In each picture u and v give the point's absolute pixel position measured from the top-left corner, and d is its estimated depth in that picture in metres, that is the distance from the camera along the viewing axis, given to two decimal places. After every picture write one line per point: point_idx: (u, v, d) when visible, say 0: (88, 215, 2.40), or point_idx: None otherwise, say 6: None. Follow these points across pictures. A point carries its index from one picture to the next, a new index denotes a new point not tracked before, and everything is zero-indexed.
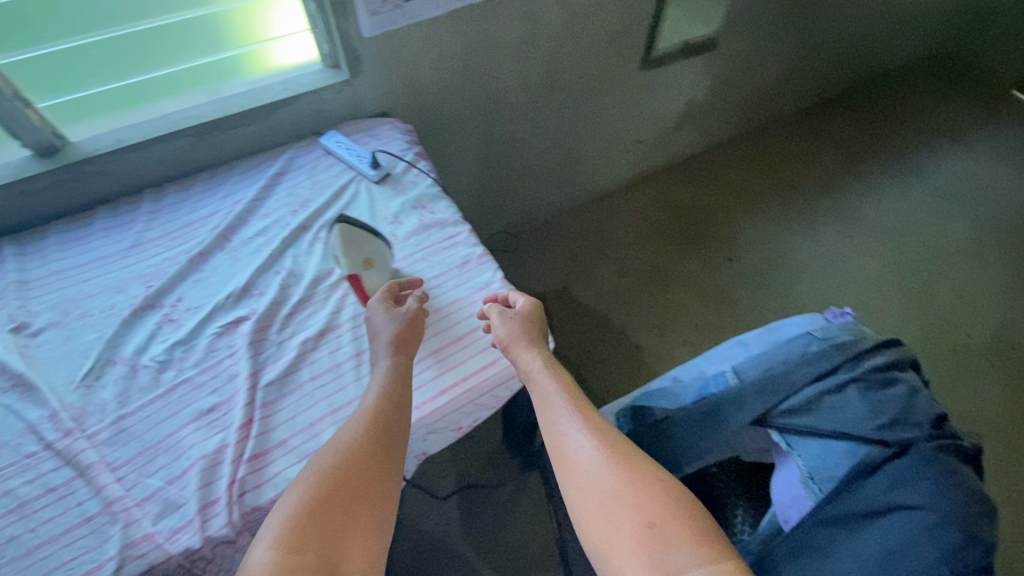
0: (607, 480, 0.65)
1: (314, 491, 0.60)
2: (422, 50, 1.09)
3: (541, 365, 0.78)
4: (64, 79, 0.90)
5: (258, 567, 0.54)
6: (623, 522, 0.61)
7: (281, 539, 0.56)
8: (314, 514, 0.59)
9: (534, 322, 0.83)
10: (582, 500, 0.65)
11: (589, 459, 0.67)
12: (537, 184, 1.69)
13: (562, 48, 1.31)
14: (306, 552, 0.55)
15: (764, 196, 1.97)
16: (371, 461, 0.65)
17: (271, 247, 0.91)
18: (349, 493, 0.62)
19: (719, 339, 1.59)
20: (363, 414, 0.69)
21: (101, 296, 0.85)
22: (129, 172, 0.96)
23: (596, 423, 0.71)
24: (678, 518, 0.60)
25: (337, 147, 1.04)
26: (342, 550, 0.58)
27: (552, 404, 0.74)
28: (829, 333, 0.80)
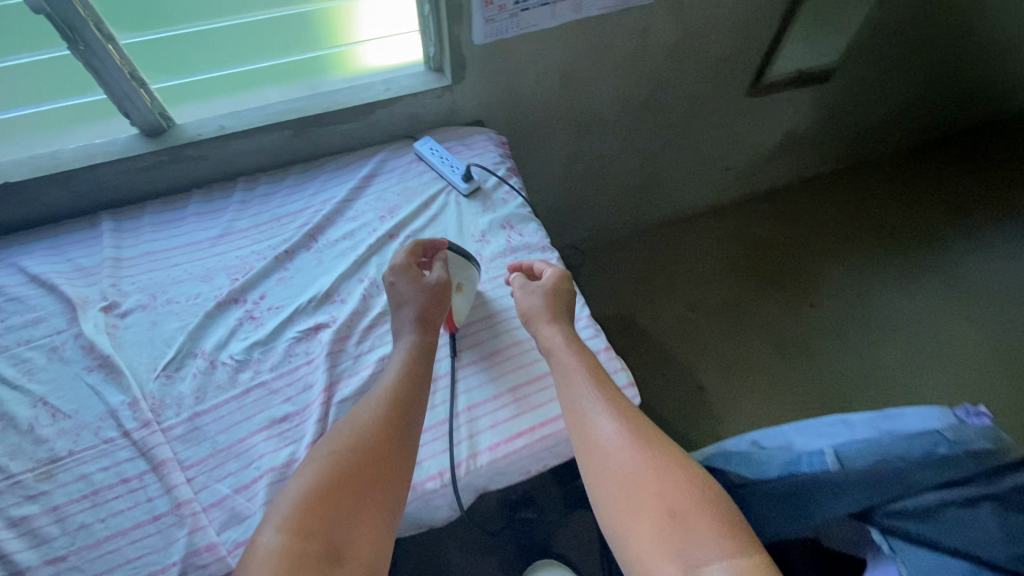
0: (630, 465, 0.63)
1: (324, 473, 0.60)
2: (528, 61, 1.04)
3: (561, 340, 0.76)
4: (177, 62, 0.89)
5: (268, 550, 0.54)
6: (643, 508, 0.60)
7: (289, 521, 0.56)
8: (324, 493, 0.58)
9: (560, 296, 0.81)
10: (604, 483, 0.64)
11: (613, 443, 0.65)
12: (616, 203, 1.61)
13: (669, 69, 1.23)
14: (314, 534, 0.56)
15: (855, 243, 1.83)
16: (382, 433, 0.64)
17: (356, 253, 0.89)
18: (361, 469, 0.61)
19: (790, 392, 1.49)
20: (376, 391, 0.69)
21: (188, 284, 0.85)
22: (226, 159, 0.95)
23: (618, 404, 0.69)
24: (696, 509, 0.59)
25: (431, 155, 1.01)
26: (356, 530, 0.58)
27: (575, 384, 0.71)
28: (959, 437, 0.63)
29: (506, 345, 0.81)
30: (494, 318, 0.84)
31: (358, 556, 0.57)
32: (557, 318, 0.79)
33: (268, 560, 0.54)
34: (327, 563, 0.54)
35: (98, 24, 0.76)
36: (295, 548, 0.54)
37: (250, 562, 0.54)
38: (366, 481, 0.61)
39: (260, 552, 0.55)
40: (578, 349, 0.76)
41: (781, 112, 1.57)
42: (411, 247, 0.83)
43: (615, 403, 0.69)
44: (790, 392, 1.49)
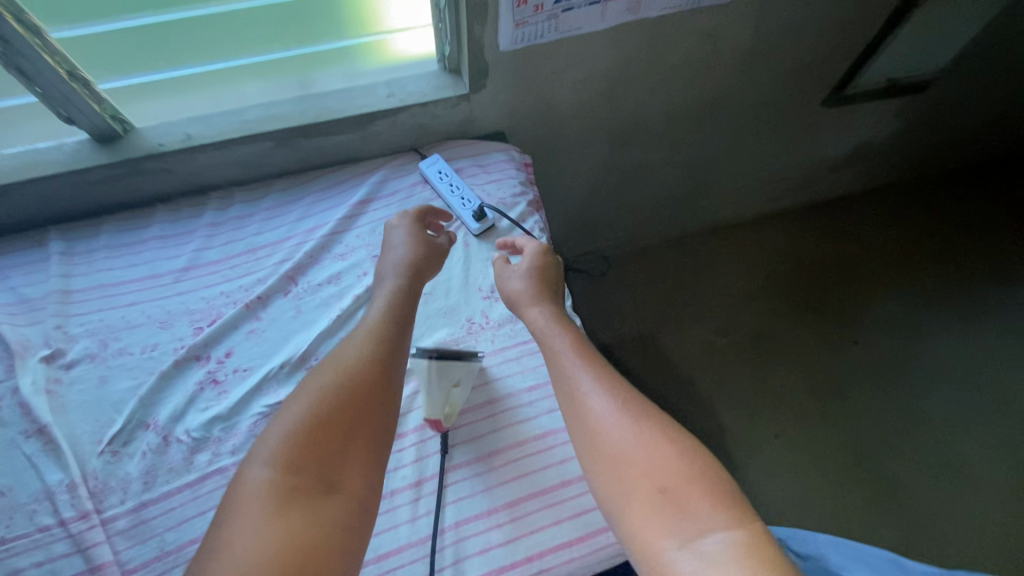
0: (618, 439, 0.56)
1: (314, 408, 0.56)
2: (567, 68, 0.84)
3: (551, 319, 0.70)
4: (134, 59, 0.71)
5: (257, 485, 0.51)
6: (633, 483, 0.53)
7: (278, 456, 0.53)
8: (315, 429, 0.55)
9: (545, 274, 0.75)
10: (595, 458, 0.56)
11: (604, 416, 0.59)
12: (651, 213, 1.43)
13: (737, 75, 1.02)
14: (304, 469, 0.52)
15: (916, 270, 1.62)
16: (372, 370, 0.60)
17: (341, 305, 0.75)
18: (352, 408, 0.57)
19: (815, 440, 1.37)
20: (365, 331, 0.65)
21: (145, 330, 0.73)
22: (195, 172, 0.80)
23: (609, 377, 0.63)
24: (692, 480, 0.52)
25: (439, 180, 0.84)
26: (346, 468, 0.54)
27: (565, 362, 0.65)
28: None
29: (506, 445, 0.68)
30: (497, 406, 0.70)
31: (349, 493, 0.53)
32: (539, 294, 0.72)
33: (256, 497, 0.50)
34: (318, 498, 0.51)
35: (18, 14, 0.60)
36: (285, 484, 0.51)
37: (237, 499, 0.51)
38: (359, 418, 0.57)
39: (249, 489, 0.51)
40: (566, 329, 0.69)
41: (859, 122, 1.33)
42: (415, 211, 0.77)
43: (606, 378, 0.63)
44: (818, 445, 1.37)
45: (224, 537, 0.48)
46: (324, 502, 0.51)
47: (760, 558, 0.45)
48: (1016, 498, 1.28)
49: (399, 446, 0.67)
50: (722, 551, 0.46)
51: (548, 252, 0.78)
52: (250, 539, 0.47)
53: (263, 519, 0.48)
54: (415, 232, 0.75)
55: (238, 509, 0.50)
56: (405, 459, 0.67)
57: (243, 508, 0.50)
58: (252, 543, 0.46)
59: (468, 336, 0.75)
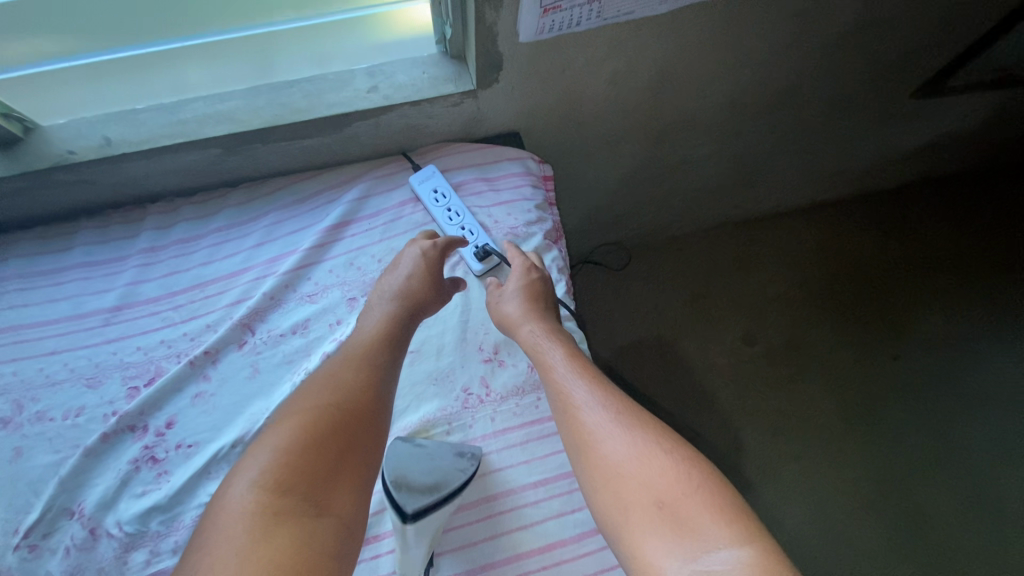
0: (610, 449, 0.48)
1: (307, 417, 0.46)
2: (606, 59, 0.64)
3: (542, 327, 0.59)
4: (36, 38, 0.55)
5: (238, 508, 0.40)
6: (628, 499, 0.45)
7: (268, 471, 0.42)
8: (311, 441, 0.44)
9: (540, 287, 0.63)
10: (589, 473, 0.48)
11: (595, 423, 0.50)
12: (684, 207, 1.24)
13: (819, 58, 0.81)
14: (295, 488, 0.42)
15: (980, 280, 1.42)
16: (366, 377, 0.51)
17: (306, 364, 0.61)
18: (349, 419, 0.47)
19: (842, 466, 1.24)
20: (358, 340, 0.55)
21: (68, 390, 0.59)
22: (125, 182, 0.63)
23: (603, 383, 0.54)
24: (693, 490, 0.44)
25: (435, 203, 0.67)
26: (338, 483, 0.44)
27: (553, 366, 0.56)
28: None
29: (504, 558, 0.56)
30: (494, 507, 0.58)
31: (340, 518, 0.42)
32: (533, 310, 0.61)
33: (236, 523, 0.39)
34: (308, 521, 0.40)
35: None
36: (273, 506, 0.40)
37: (215, 526, 0.40)
38: (355, 431, 0.47)
39: (228, 514, 0.40)
40: (559, 335, 0.59)
41: (948, 112, 1.11)
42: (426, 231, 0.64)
43: (599, 382, 0.54)
44: (846, 473, 1.23)
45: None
46: (314, 528, 0.40)
47: None
48: None
49: (374, 552, 0.56)
50: (729, 575, 0.38)
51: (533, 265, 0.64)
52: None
53: (241, 551, 0.38)
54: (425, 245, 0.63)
55: (214, 539, 0.39)
56: (382, 569, 0.55)
57: (219, 539, 0.39)
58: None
59: (463, 412, 0.61)
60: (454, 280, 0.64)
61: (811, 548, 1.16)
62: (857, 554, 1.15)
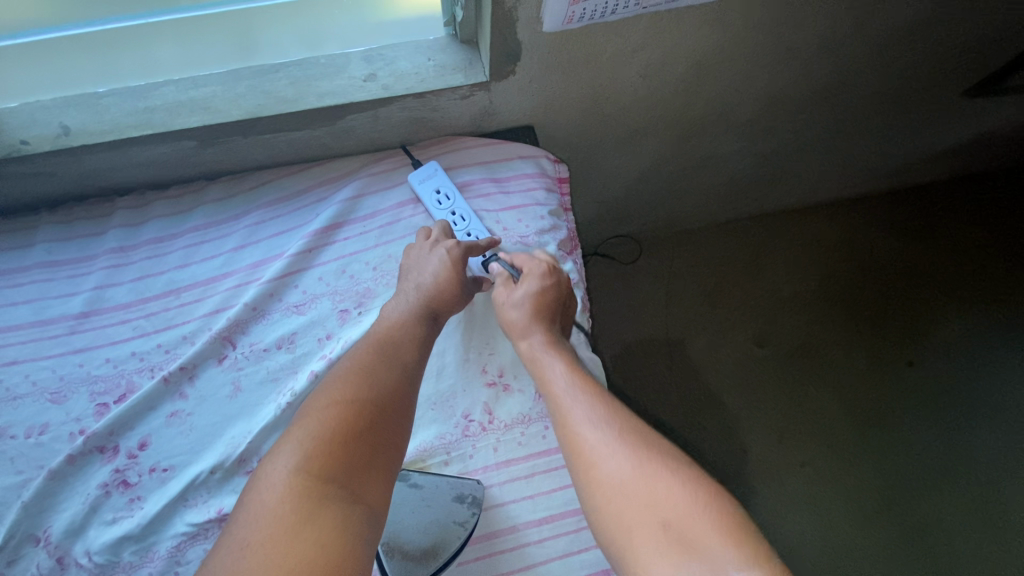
0: (611, 464, 0.42)
1: (348, 405, 0.43)
2: (638, 51, 0.57)
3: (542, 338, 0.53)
4: None
5: (274, 497, 0.37)
6: (631, 519, 0.39)
7: (305, 455, 0.39)
8: (353, 430, 0.41)
9: (551, 298, 0.55)
10: (588, 490, 0.42)
11: (596, 436, 0.44)
12: (702, 202, 1.17)
13: (872, 53, 0.73)
14: (336, 474, 0.39)
15: (1008, 289, 1.35)
16: (403, 365, 0.48)
17: (291, 386, 0.55)
18: (383, 411, 0.43)
19: (846, 474, 1.21)
20: (383, 324, 0.51)
21: (29, 406, 0.54)
22: (89, 174, 0.57)
23: (606, 398, 0.47)
24: (703, 510, 0.38)
25: (440, 205, 0.61)
26: (375, 473, 0.41)
27: (551, 377, 0.49)
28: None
29: None
30: (495, 545, 0.53)
31: (372, 509, 0.39)
32: (541, 318, 0.54)
33: (270, 511, 0.36)
34: (347, 511, 0.37)
35: None
36: (317, 492, 0.37)
37: (254, 503, 0.37)
38: (394, 423, 0.44)
39: (269, 492, 0.37)
40: (562, 345, 0.53)
41: (995, 113, 1.04)
42: (442, 225, 0.58)
43: (602, 394, 0.47)
44: (847, 479, 1.21)
45: (226, 557, 0.34)
46: (349, 519, 0.37)
47: None
48: None
49: None
50: None
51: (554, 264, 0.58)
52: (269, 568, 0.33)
53: (279, 536, 0.35)
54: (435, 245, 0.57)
55: (251, 519, 0.36)
56: None
57: (257, 518, 0.36)
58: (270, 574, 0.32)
59: (463, 441, 0.56)
60: (477, 280, 0.58)
61: (810, 555, 1.15)
62: (857, 562, 1.14)
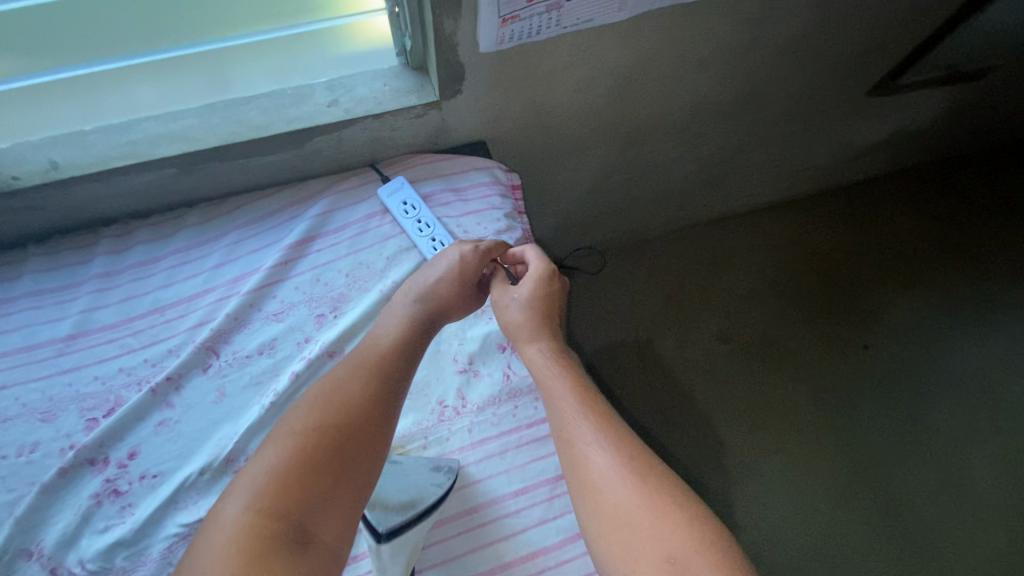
0: (616, 494, 0.46)
1: (303, 441, 0.46)
2: (569, 67, 0.65)
3: (550, 356, 0.58)
4: None
5: (231, 532, 0.41)
6: (634, 547, 0.44)
7: (261, 493, 0.43)
8: (308, 466, 0.45)
9: (549, 302, 0.62)
10: (591, 513, 0.47)
11: (603, 463, 0.48)
12: (655, 208, 1.25)
13: (777, 63, 0.84)
14: (286, 511, 0.42)
15: (942, 270, 1.47)
16: (376, 404, 0.50)
17: (275, 386, 0.59)
18: (343, 445, 0.46)
19: (817, 457, 1.27)
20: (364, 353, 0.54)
21: (20, 426, 0.57)
22: (74, 206, 0.61)
23: (615, 425, 0.52)
24: (704, 549, 0.42)
25: (405, 214, 0.67)
26: (331, 508, 0.44)
27: (560, 398, 0.54)
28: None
29: (488, 569, 0.55)
30: (473, 520, 0.57)
31: (325, 544, 0.43)
32: (544, 329, 0.60)
33: (225, 547, 0.40)
34: (293, 551, 0.40)
35: None
36: (267, 530, 0.41)
37: (206, 540, 0.41)
38: (353, 459, 0.46)
39: (220, 530, 0.41)
40: (567, 360, 0.58)
41: (903, 110, 1.16)
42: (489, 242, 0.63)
43: (610, 422, 0.52)
44: (820, 463, 1.26)
45: None
46: (297, 556, 0.40)
47: None
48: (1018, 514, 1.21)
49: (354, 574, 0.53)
50: None
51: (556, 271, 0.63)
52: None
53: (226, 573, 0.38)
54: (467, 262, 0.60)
55: (204, 552, 0.40)
56: None
57: (209, 552, 0.40)
58: None
59: (439, 425, 0.60)
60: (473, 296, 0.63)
61: (788, 540, 1.19)
62: (834, 542, 1.19)
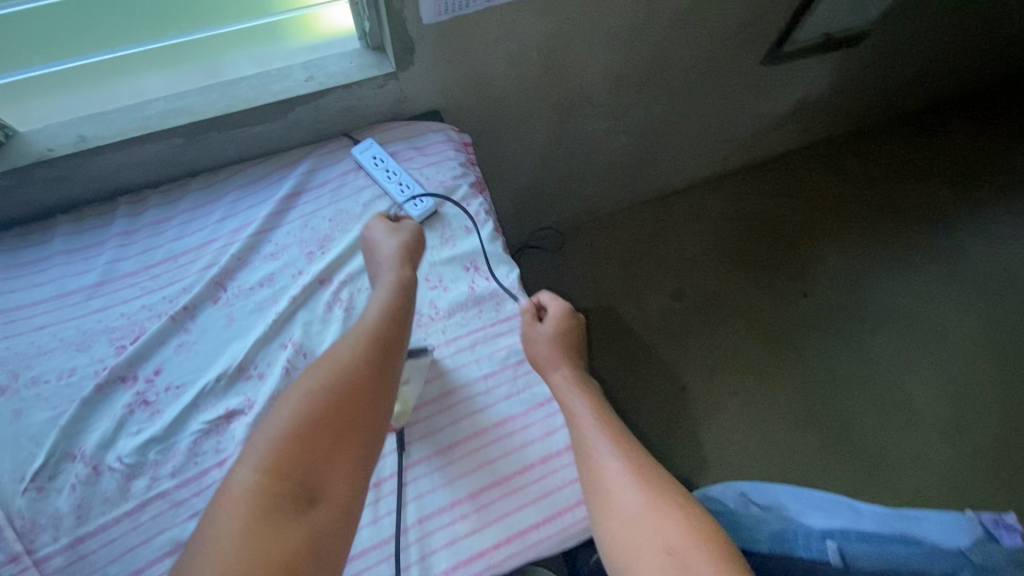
0: (625, 497, 0.56)
1: (301, 415, 0.53)
2: (499, 40, 0.81)
3: (571, 384, 0.68)
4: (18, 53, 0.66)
5: (241, 490, 0.49)
6: (639, 540, 0.53)
7: (265, 459, 0.50)
8: (307, 433, 0.52)
9: (569, 339, 0.72)
10: (604, 514, 0.56)
11: (615, 472, 0.58)
12: (602, 184, 1.41)
13: (675, 36, 1.02)
14: (289, 474, 0.50)
15: (864, 223, 1.65)
16: (371, 382, 0.57)
17: (277, 308, 0.71)
18: (340, 412, 0.54)
19: (771, 391, 1.40)
20: (361, 333, 0.61)
21: (59, 356, 0.67)
22: (97, 176, 0.74)
23: (627, 443, 0.62)
24: (699, 542, 0.52)
25: (375, 166, 0.80)
26: (332, 472, 0.52)
27: (579, 414, 0.65)
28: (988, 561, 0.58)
29: (466, 436, 0.67)
30: (452, 399, 0.69)
31: (330, 502, 0.51)
32: (567, 359, 0.70)
33: (237, 503, 0.48)
34: (299, 510, 0.48)
35: None
36: (271, 490, 0.49)
37: (221, 502, 0.49)
38: (350, 427, 0.54)
39: (232, 492, 0.49)
40: (586, 386, 0.69)
41: (798, 79, 1.36)
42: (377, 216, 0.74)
43: (621, 439, 0.62)
44: (774, 396, 1.39)
45: (201, 548, 0.46)
46: (302, 513, 0.48)
47: None
48: (949, 423, 1.35)
49: None
50: None
51: (572, 311, 0.75)
52: (225, 546, 0.45)
53: (240, 524, 0.47)
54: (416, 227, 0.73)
55: (220, 511, 0.48)
56: None
57: (225, 510, 0.48)
58: (234, 553, 0.45)
59: (417, 328, 0.73)
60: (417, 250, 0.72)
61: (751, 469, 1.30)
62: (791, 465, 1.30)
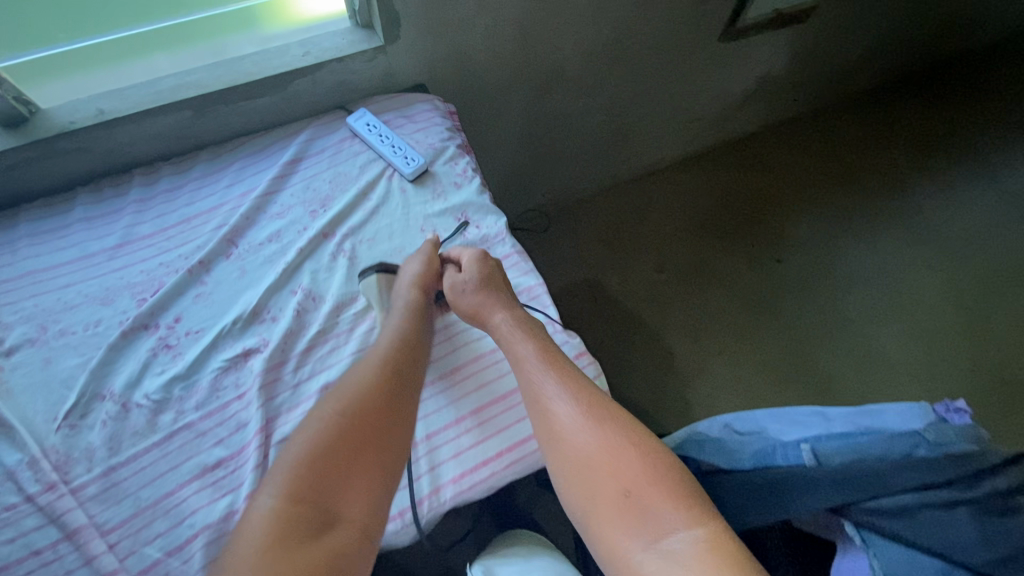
0: (579, 441, 0.61)
1: (315, 445, 0.58)
2: (476, 14, 0.90)
3: (510, 329, 0.71)
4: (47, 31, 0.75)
5: (262, 514, 0.54)
6: (596, 484, 0.59)
7: (283, 485, 0.56)
8: (320, 458, 0.57)
9: (492, 279, 0.75)
10: (561, 459, 0.61)
11: (567, 417, 0.62)
12: (581, 163, 1.50)
13: (637, 13, 1.12)
14: (304, 499, 0.55)
15: (828, 192, 1.76)
16: (382, 409, 0.62)
17: (286, 259, 0.77)
18: (352, 436, 0.59)
19: (751, 348, 1.48)
20: (374, 360, 0.66)
21: (85, 309, 0.72)
22: (113, 149, 0.80)
23: (573, 382, 0.66)
24: (653, 482, 0.58)
25: (369, 131, 0.87)
26: (348, 495, 0.57)
27: (525, 359, 0.68)
28: (941, 438, 0.57)
29: (464, 363, 0.74)
30: (455, 336, 0.77)
31: (344, 522, 0.55)
32: (497, 305, 0.73)
33: (261, 525, 0.53)
34: (314, 533, 0.53)
35: None
36: (288, 514, 0.54)
37: (246, 524, 0.54)
38: (362, 450, 0.59)
39: (255, 515, 0.55)
40: (522, 326, 0.71)
41: (754, 56, 1.47)
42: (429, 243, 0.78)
43: (568, 379, 0.66)
44: (751, 353, 1.47)
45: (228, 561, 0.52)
46: (316, 534, 0.53)
47: (720, 556, 0.51)
48: (918, 367, 1.44)
49: None
50: (685, 550, 0.52)
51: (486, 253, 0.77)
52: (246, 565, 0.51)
53: (261, 547, 0.52)
54: (429, 254, 0.77)
55: (245, 532, 0.54)
56: None
57: (249, 532, 0.53)
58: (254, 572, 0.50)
59: None
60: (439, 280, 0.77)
61: None
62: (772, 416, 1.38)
